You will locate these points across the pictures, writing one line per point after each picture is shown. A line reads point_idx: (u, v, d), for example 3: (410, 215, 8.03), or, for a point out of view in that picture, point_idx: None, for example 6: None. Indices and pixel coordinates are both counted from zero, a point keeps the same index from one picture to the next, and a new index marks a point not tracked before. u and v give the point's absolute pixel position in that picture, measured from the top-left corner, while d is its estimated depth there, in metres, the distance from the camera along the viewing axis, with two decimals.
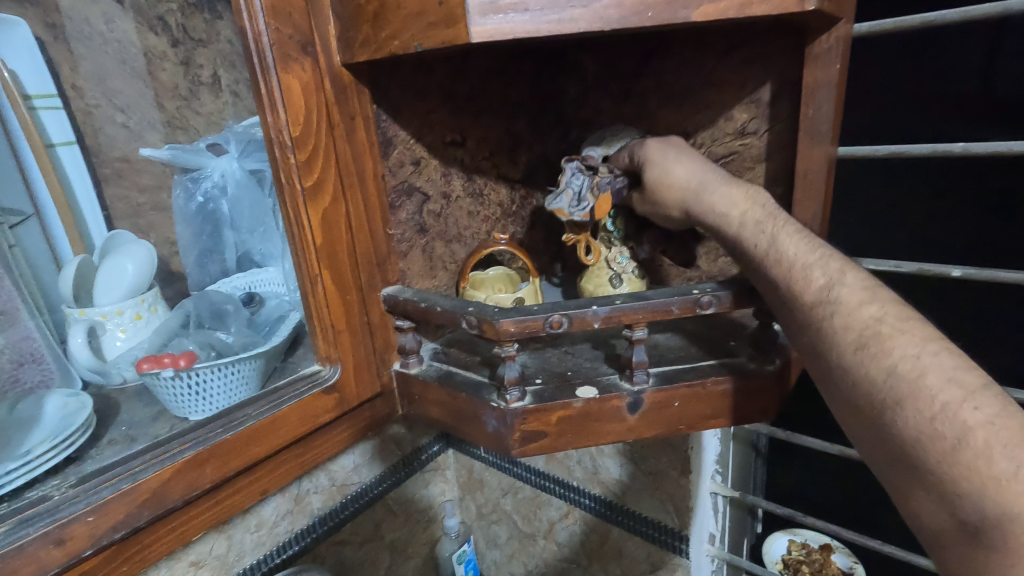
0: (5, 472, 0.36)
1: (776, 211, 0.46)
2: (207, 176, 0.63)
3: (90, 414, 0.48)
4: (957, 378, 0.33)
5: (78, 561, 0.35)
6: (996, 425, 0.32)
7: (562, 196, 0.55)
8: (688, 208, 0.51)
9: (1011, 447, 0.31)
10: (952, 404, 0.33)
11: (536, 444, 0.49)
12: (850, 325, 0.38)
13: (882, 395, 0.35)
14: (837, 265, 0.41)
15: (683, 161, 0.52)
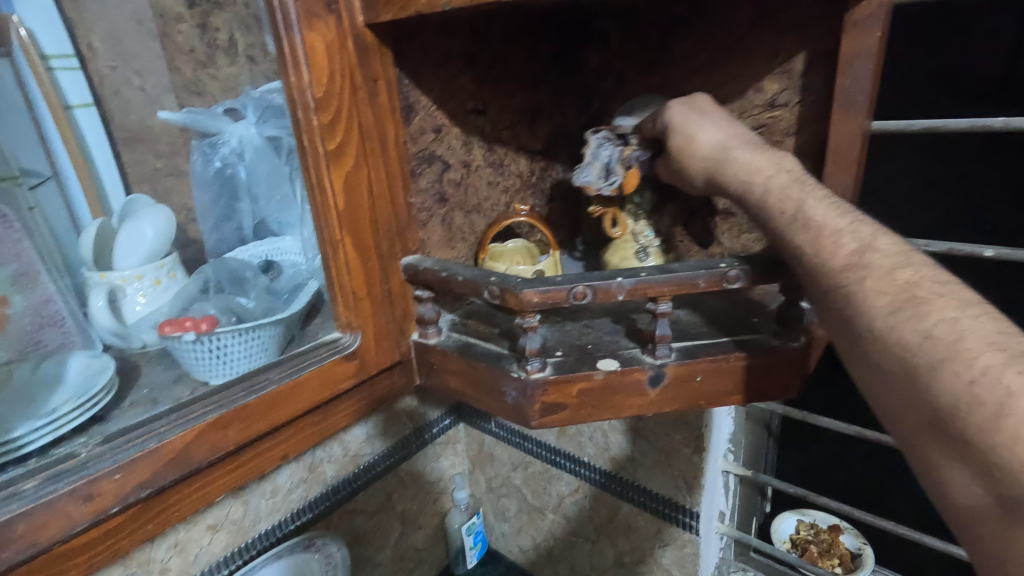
0: (33, 429, 0.36)
1: (803, 178, 0.43)
2: (225, 141, 0.62)
3: (112, 375, 0.48)
4: (1000, 343, 0.31)
5: (105, 518, 0.35)
6: None
7: (589, 169, 0.56)
8: (710, 176, 0.48)
9: None
10: (994, 368, 0.30)
11: (556, 416, 0.48)
12: (883, 291, 0.36)
13: (917, 363, 0.33)
14: (868, 231, 0.39)
15: (707, 126, 0.49)
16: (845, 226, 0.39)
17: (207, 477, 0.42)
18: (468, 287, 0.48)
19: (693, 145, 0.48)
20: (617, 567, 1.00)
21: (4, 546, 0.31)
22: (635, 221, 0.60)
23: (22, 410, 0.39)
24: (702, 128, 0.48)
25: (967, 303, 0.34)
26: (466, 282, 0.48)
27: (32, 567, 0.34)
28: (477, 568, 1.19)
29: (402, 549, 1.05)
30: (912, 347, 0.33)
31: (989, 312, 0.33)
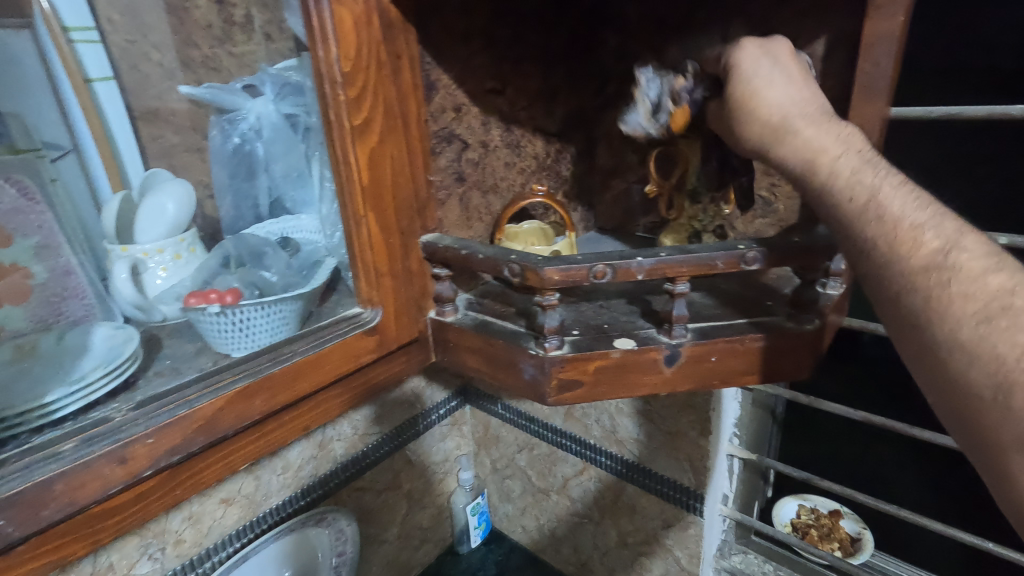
0: (64, 395, 0.37)
1: (875, 160, 0.39)
2: (244, 117, 0.64)
3: (135, 347, 0.49)
4: None
5: (138, 480, 0.36)
6: None
7: (637, 112, 0.54)
8: (764, 147, 0.44)
9: None
10: None
11: (572, 393, 0.49)
12: (972, 295, 0.32)
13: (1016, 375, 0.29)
14: (953, 226, 0.35)
15: (776, 85, 0.44)
16: (928, 221, 0.35)
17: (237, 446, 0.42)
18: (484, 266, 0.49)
19: (753, 109, 0.44)
20: (619, 546, 1.02)
21: (44, 505, 0.32)
22: (691, 201, 0.61)
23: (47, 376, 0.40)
24: (769, 87, 0.44)
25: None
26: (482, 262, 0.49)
27: (68, 526, 0.35)
28: (480, 547, 1.21)
29: (408, 527, 1.07)
30: (1007, 361, 0.30)
31: None
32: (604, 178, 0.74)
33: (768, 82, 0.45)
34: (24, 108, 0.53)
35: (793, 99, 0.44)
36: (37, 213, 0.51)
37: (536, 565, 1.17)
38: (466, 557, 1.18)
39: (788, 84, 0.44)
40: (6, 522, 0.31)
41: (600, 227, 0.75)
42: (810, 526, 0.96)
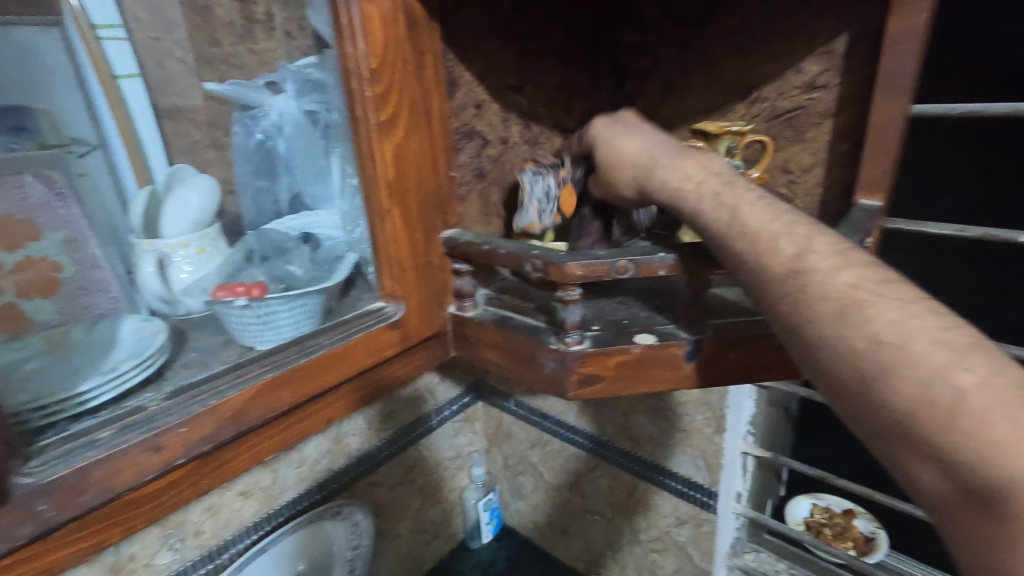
0: (98, 385, 0.37)
1: (732, 180, 0.44)
2: (266, 114, 0.65)
3: (164, 340, 0.50)
4: (945, 341, 0.31)
5: (172, 468, 0.37)
6: (992, 385, 0.29)
7: (529, 210, 0.58)
8: (638, 185, 0.49)
9: (1011, 409, 0.28)
10: (942, 366, 0.30)
11: (593, 388, 0.49)
12: (827, 296, 0.34)
13: (871, 367, 0.32)
14: (802, 231, 0.38)
15: (632, 137, 0.52)
16: (781, 229, 0.38)
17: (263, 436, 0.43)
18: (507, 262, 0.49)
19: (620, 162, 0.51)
20: (632, 543, 1.02)
21: (83, 491, 0.33)
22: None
23: (77, 367, 0.40)
24: (627, 140, 0.52)
25: (908, 301, 0.33)
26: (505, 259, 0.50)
27: (102, 512, 0.36)
28: (492, 543, 1.21)
29: (421, 521, 1.08)
30: (859, 350, 0.32)
31: (928, 305, 0.33)
32: None
33: (622, 141, 0.52)
34: (53, 103, 0.54)
35: (650, 144, 0.50)
36: (66, 208, 0.52)
37: (547, 561, 1.17)
38: (477, 553, 1.18)
39: (639, 138, 0.52)
40: (46, 506, 0.31)
41: None
42: (824, 525, 0.95)
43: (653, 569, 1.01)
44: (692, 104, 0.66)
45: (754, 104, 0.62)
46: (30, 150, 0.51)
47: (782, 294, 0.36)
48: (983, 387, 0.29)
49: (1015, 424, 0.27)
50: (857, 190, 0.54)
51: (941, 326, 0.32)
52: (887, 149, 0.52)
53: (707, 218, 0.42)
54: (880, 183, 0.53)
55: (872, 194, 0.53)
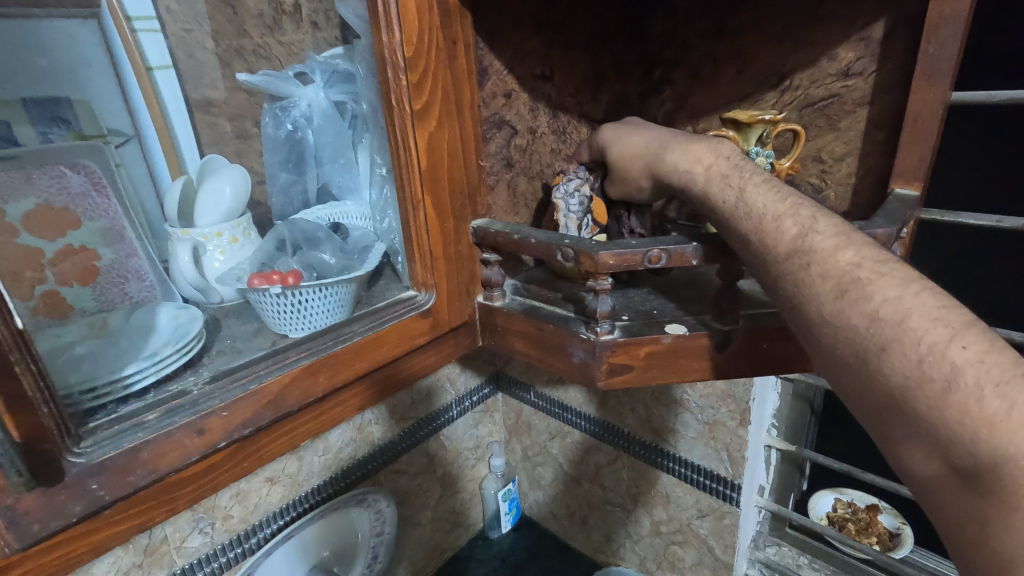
0: (141, 368, 0.38)
1: (742, 164, 0.45)
2: (295, 104, 0.66)
3: (200, 327, 0.51)
4: (942, 318, 0.32)
5: (214, 451, 0.38)
6: (986, 363, 0.30)
7: (568, 226, 0.58)
8: (652, 171, 0.50)
9: (1003, 387, 0.29)
10: (939, 344, 0.31)
11: (622, 377, 0.50)
12: (827, 274, 0.36)
13: (866, 344, 0.33)
14: (808, 212, 0.39)
15: (640, 130, 0.53)
16: (786, 210, 0.40)
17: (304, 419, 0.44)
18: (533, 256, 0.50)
19: (629, 154, 0.53)
20: (652, 535, 1.02)
21: (131, 471, 0.34)
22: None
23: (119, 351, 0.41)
24: (636, 133, 0.53)
25: (908, 279, 0.34)
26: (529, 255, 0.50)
27: (148, 493, 0.37)
28: (510, 533, 1.22)
29: (440, 511, 1.09)
30: (859, 330, 0.34)
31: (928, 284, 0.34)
32: None
33: (632, 134, 0.53)
34: (89, 94, 0.55)
35: (659, 134, 0.51)
36: (103, 198, 0.53)
37: (566, 552, 1.18)
38: (496, 542, 1.19)
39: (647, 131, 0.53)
40: (98, 485, 0.32)
41: None
42: (848, 520, 0.94)
43: (673, 561, 1.01)
44: (722, 93, 0.65)
45: (786, 92, 0.61)
46: (69, 140, 0.52)
47: (825, 285, 0.36)
48: (975, 362, 0.30)
49: (1004, 400, 0.28)
50: (892, 179, 0.54)
51: (937, 303, 0.33)
52: (924, 137, 0.51)
53: (743, 205, 0.42)
54: (917, 172, 0.52)
55: (908, 182, 0.53)
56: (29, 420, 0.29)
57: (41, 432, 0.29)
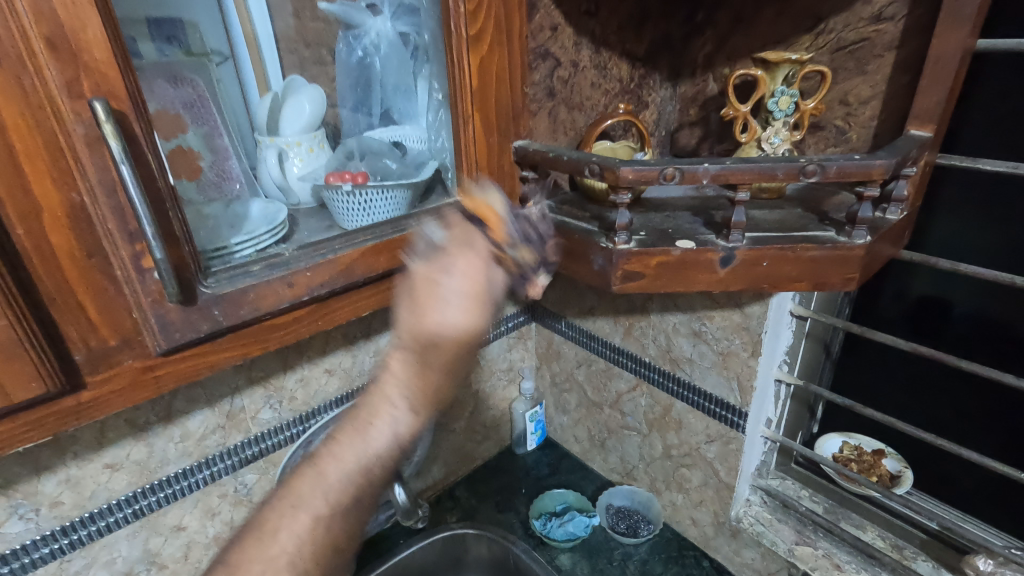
0: (241, 241, 0.49)
1: (448, 300, 0.47)
2: (366, 33, 0.73)
3: (285, 217, 0.61)
4: (427, 371, 0.47)
5: (301, 302, 0.48)
6: (437, 371, 0.47)
7: None
8: (439, 311, 0.47)
9: (437, 334, 0.47)
10: (419, 371, 0.47)
11: (634, 283, 0.57)
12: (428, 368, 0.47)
13: (425, 376, 0.47)
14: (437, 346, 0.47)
15: (441, 282, 0.47)
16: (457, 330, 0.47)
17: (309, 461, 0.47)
18: (472, 301, 0.47)
19: (428, 288, 0.47)
20: (663, 458, 1.11)
21: (243, 305, 0.44)
22: (765, 125, 0.63)
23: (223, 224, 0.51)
24: (435, 272, 0.47)
25: (428, 363, 0.47)
26: (465, 328, 0.47)
27: (251, 328, 0.47)
28: (535, 450, 1.35)
29: (473, 422, 1.24)
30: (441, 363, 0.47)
31: None
32: (682, 106, 0.79)
33: (438, 289, 0.47)
34: (197, 16, 0.62)
35: (453, 289, 0.47)
36: (204, 109, 0.60)
37: (584, 471, 1.29)
38: (522, 457, 1.33)
39: (455, 295, 0.47)
40: (219, 312, 0.43)
41: (675, 153, 0.81)
42: (850, 460, 0.98)
43: (680, 482, 1.10)
44: (761, 36, 0.68)
45: (820, 35, 0.64)
46: (180, 56, 0.58)
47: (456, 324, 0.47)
48: (425, 377, 0.47)
49: (412, 390, 0.47)
50: (909, 120, 0.58)
51: (437, 361, 0.47)
52: (941, 81, 0.55)
53: (437, 331, 0.47)
54: (933, 115, 0.57)
55: (923, 125, 0.57)
56: (177, 251, 0.40)
57: (185, 264, 0.40)
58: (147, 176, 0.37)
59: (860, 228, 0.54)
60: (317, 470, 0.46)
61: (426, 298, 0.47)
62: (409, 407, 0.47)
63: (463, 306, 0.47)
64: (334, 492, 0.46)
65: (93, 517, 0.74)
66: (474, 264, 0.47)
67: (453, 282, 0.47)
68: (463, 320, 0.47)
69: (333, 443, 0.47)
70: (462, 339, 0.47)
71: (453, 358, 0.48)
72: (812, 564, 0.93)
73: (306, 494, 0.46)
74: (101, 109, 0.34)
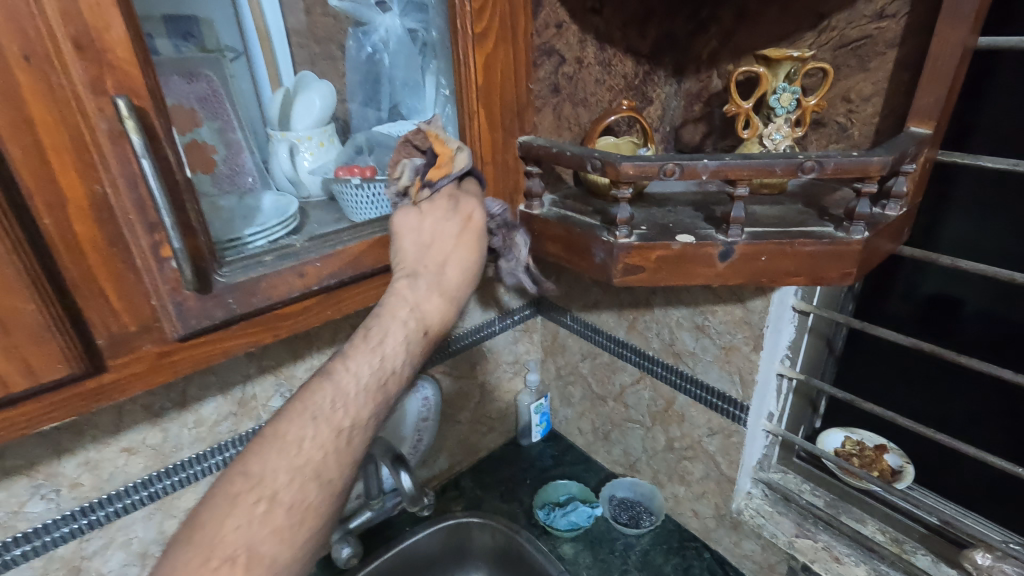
0: (254, 234, 0.51)
1: (444, 243, 0.54)
2: (376, 30, 0.75)
3: (296, 210, 0.64)
4: (414, 321, 0.50)
5: (311, 292, 0.50)
6: (421, 322, 0.51)
7: None
8: (437, 251, 0.54)
9: (429, 281, 0.52)
10: (405, 320, 0.50)
11: (635, 276, 0.58)
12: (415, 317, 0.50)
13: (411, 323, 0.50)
14: (428, 291, 0.52)
15: (438, 223, 0.54)
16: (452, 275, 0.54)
17: (277, 431, 0.43)
18: (466, 241, 0.55)
19: (426, 230, 0.54)
20: (666, 450, 1.12)
21: (255, 293, 0.46)
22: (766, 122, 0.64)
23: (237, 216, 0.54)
24: (433, 214, 0.54)
25: (415, 312, 0.51)
26: (460, 270, 0.55)
27: (263, 317, 0.49)
28: (540, 442, 1.37)
29: (478, 414, 1.26)
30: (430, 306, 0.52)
31: None
32: (686, 102, 0.80)
33: (436, 228, 0.54)
34: (212, 13, 0.64)
35: (448, 233, 0.54)
36: (218, 104, 0.62)
37: (588, 463, 1.30)
38: (526, 448, 1.35)
39: (451, 235, 0.54)
40: (232, 300, 0.45)
41: (679, 149, 0.82)
42: (852, 455, 0.99)
43: (683, 475, 1.11)
44: (765, 33, 0.69)
45: (822, 32, 0.65)
46: (195, 53, 0.60)
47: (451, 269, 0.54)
48: (410, 325, 0.50)
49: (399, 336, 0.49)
50: (909, 118, 0.59)
51: (425, 308, 0.51)
52: (940, 79, 0.56)
53: (433, 274, 0.53)
54: (932, 112, 0.57)
55: (922, 121, 0.58)
56: (194, 241, 0.42)
57: (201, 254, 0.42)
58: (166, 167, 0.39)
59: (858, 224, 0.55)
60: (291, 445, 0.43)
61: (425, 238, 0.54)
62: (390, 363, 0.48)
63: (461, 247, 0.55)
64: (319, 461, 0.43)
65: (110, 499, 0.76)
66: (471, 224, 0.56)
67: (452, 223, 0.55)
68: (458, 263, 0.54)
69: (309, 415, 0.44)
70: (456, 281, 0.54)
71: (442, 309, 0.53)
72: (811, 556, 0.94)
73: (277, 474, 0.41)
74: (123, 104, 0.36)
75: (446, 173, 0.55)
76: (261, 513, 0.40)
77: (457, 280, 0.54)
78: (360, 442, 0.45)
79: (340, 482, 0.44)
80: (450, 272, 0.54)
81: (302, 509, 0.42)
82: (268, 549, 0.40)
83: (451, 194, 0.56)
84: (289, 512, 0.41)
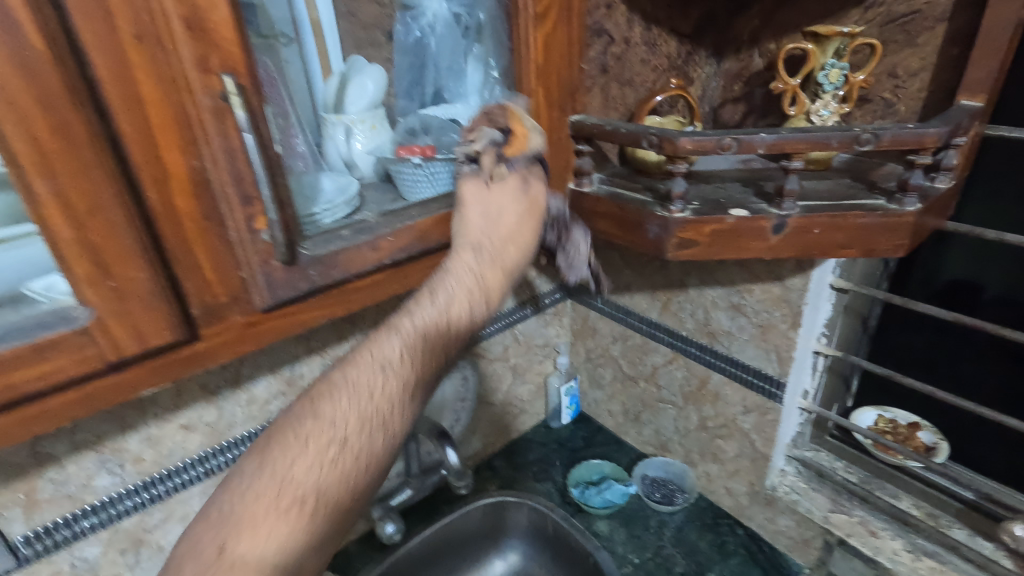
0: (330, 210, 0.53)
1: (509, 221, 0.56)
2: (423, 14, 0.76)
3: (356, 189, 0.66)
4: (475, 293, 0.53)
5: (381, 266, 0.53)
6: (481, 293, 0.53)
7: None
8: (501, 220, 0.55)
9: (490, 251, 0.54)
10: (468, 290, 0.52)
11: (688, 251, 0.60)
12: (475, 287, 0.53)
13: (474, 298, 0.53)
14: (486, 260, 0.54)
15: (505, 194, 0.56)
16: (513, 253, 0.56)
17: (346, 377, 0.46)
18: (527, 211, 0.57)
19: (494, 202, 0.55)
20: (699, 430, 1.14)
21: (335, 266, 0.49)
22: (814, 99, 0.65)
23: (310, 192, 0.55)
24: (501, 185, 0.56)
25: (478, 282, 0.53)
26: (517, 241, 0.56)
27: (338, 290, 0.51)
28: (569, 424, 1.39)
29: (510, 395, 1.28)
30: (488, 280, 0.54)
31: None
32: (727, 82, 0.80)
33: (502, 200, 0.56)
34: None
35: (512, 204, 0.56)
36: (275, 86, 0.59)
37: (618, 444, 1.32)
38: (557, 430, 1.37)
39: (513, 206, 0.56)
40: (315, 272, 0.48)
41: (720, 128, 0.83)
42: (886, 432, 1.00)
43: (716, 453, 1.13)
44: (810, 11, 0.69)
45: (870, 9, 0.65)
46: (255, 34, 0.57)
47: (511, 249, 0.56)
48: (473, 297, 0.52)
49: (464, 307, 0.51)
50: (959, 91, 0.60)
51: (483, 277, 0.53)
52: (993, 53, 0.57)
53: (492, 245, 0.55)
54: (984, 85, 0.58)
55: (974, 95, 0.59)
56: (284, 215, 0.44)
57: (290, 227, 0.45)
58: (262, 144, 0.42)
59: (912, 197, 0.56)
60: (358, 393, 0.46)
61: (492, 208, 0.55)
62: (452, 324, 0.51)
63: (522, 218, 0.56)
64: (383, 411, 0.46)
65: (170, 474, 0.79)
66: (534, 200, 0.58)
67: (519, 195, 0.56)
68: (521, 236, 0.56)
69: (380, 364, 0.47)
70: (512, 253, 0.56)
71: (501, 279, 0.55)
72: (847, 530, 0.95)
73: (347, 421, 0.44)
74: (230, 83, 0.39)
75: (523, 150, 0.56)
76: (332, 455, 0.43)
77: (514, 253, 0.56)
78: (418, 399, 0.48)
79: (397, 433, 0.47)
80: (510, 249, 0.56)
81: (366, 454, 0.45)
82: (331, 488, 0.43)
83: (524, 174, 0.57)
84: (348, 459, 0.44)
